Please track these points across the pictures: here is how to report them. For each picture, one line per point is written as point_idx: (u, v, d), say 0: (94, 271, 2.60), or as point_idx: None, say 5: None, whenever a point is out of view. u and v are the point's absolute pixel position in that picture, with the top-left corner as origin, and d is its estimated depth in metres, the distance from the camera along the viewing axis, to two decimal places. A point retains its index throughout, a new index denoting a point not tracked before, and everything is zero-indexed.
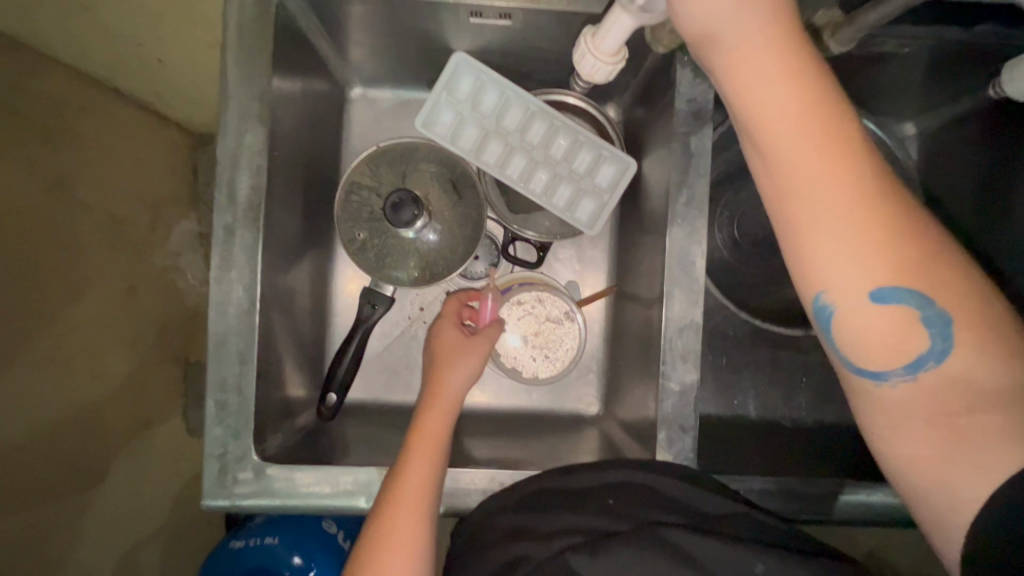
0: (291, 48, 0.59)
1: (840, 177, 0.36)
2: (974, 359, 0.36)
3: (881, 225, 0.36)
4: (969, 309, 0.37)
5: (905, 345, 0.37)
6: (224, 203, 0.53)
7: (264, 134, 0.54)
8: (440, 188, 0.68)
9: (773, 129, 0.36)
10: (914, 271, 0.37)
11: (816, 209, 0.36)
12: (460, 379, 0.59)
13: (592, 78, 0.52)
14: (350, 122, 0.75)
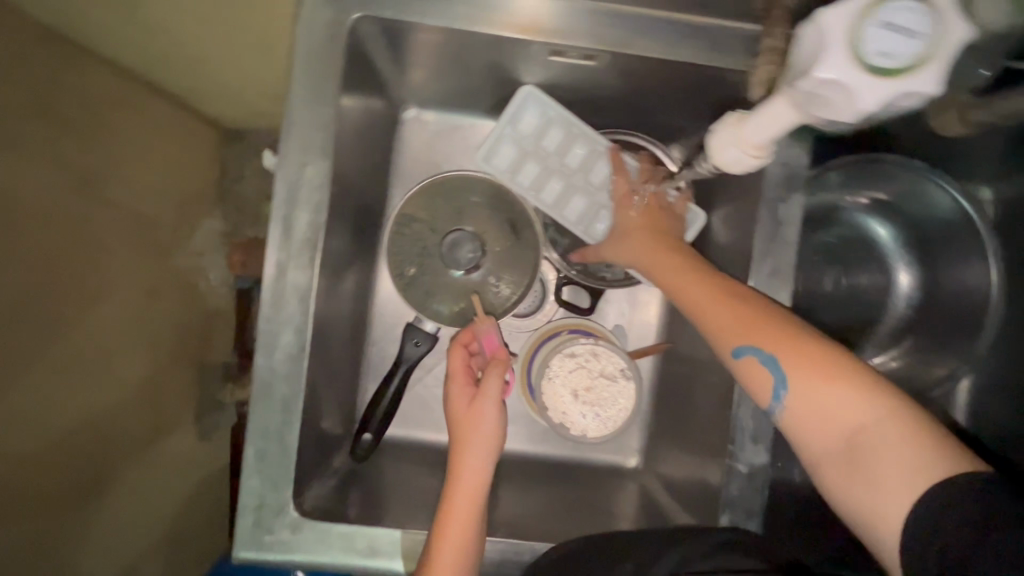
0: (356, 73, 0.55)
1: (714, 295, 0.48)
2: (863, 423, 0.39)
3: (789, 346, 0.43)
4: (828, 367, 0.41)
5: (811, 437, 0.41)
6: (280, 240, 0.50)
7: (326, 168, 0.50)
8: (495, 226, 0.65)
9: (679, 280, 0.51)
10: (793, 363, 0.43)
11: (712, 329, 0.47)
12: (478, 463, 0.52)
13: (729, 169, 0.44)
14: (401, 144, 0.71)
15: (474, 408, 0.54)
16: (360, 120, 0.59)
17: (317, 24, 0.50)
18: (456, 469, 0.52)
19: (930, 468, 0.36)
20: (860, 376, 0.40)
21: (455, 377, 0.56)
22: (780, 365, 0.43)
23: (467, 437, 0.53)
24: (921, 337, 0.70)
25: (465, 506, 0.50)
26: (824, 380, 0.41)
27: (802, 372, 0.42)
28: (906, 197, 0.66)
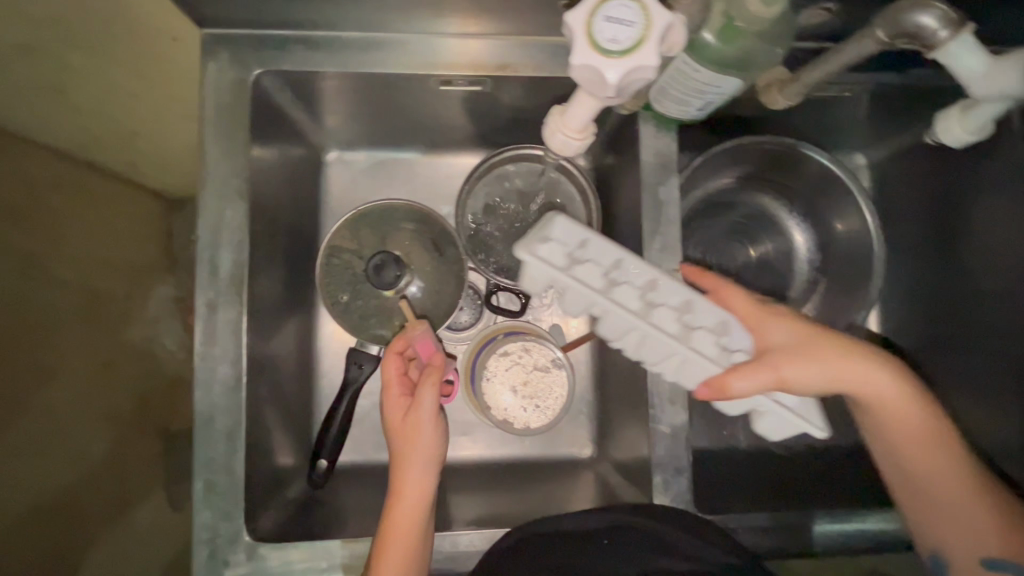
0: (265, 122, 0.60)
1: (902, 398, 0.54)
2: (941, 453, 0.54)
3: (942, 466, 0.54)
4: (994, 505, 0.55)
5: (936, 530, 0.56)
6: (207, 278, 0.54)
7: (244, 208, 0.55)
8: (420, 246, 0.69)
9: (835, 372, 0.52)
10: (941, 473, 0.55)
11: (904, 443, 0.55)
12: (419, 471, 0.55)
13: (561, 154, 0.50)
14: (327, 185, 0.75)
15: (410, 421, 0.56)
16: (280, 165, 0.64)
17: (222, 82, 0.55)
18: (398, 481, 0.56)
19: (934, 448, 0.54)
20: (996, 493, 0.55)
21: (391, 387, 0.58)
22: (955, 504, 0.55)
23: (407, 451, 0.56)
24: (830, 292, 0.76)
25: (410, 512, 0.54)
26: (977, 502, 0.54)
27: (991, 527, 0.54)
28: (782, 168, 0.73)
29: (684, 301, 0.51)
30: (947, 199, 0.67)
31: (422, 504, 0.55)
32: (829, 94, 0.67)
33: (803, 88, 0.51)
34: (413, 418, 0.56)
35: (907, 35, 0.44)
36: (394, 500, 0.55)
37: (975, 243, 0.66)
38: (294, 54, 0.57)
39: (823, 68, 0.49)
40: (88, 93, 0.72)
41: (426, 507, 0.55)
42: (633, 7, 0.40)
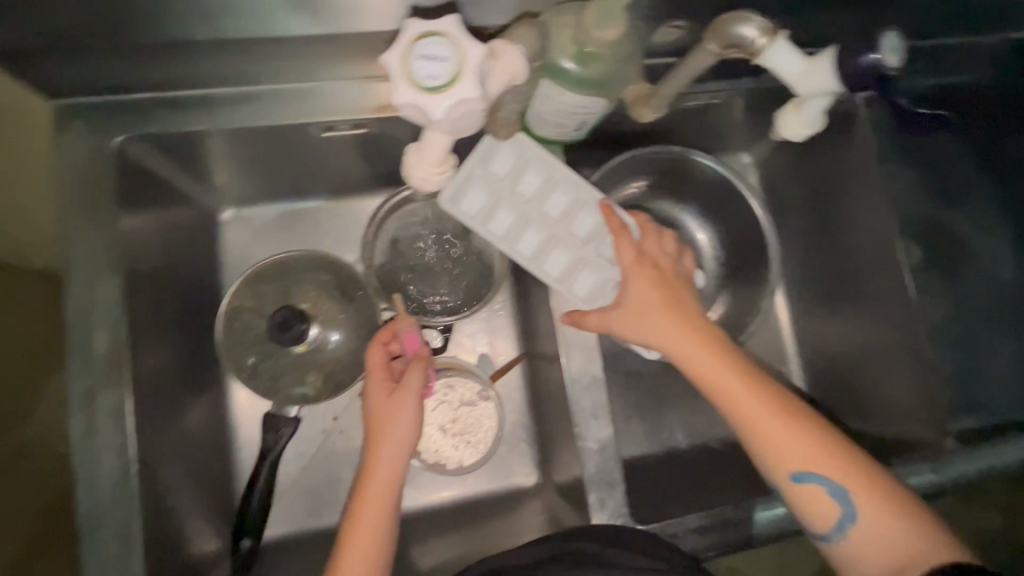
0: (136, 191, 0.56)
1: (720, 366, 0.52)
2: (805, 427, 0.50)
3: (805, 433, 0.50)
4: (868, 477, 0.49)
5: (816, 512, 0.50)
6: (80, 366, 0.51)
7: (118, 286, 0.52)
8: (328, 296, 0.66)
9: (659, 331, 0.53)
10: (797, 448, 0.50)
11: (740, 415, 0.51)
12: (392, 461, 0.53)
13: (424, 190, 0.51)
14: (225, 245, 0.72)
15: (387, 411, 0.54)
16: (163, 232, 0.60)
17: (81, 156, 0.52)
18: (369, 465, 0.53)
19: (796, 422, 0.51)
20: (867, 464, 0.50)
21: (375, 372, 0.56)
22: (839, 483, 0.49)
23: (378, 443, 0.53)
24: (734, 283, 0.77)
25: (378, 504, 0.52)
26: (846, 474, 0.49)
27: (866, 502, 0.49)
28: (674, 171, 0.75)
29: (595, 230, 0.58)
30: (822, 186, 0.74)
31: (387, 492, 0.52)
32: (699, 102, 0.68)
33: (663, 102, 0.55)
34: (399, 394, 0.54)
35: (733, 45, 0.48)
36: (366, 486, 0.52)
37: (852, 218, 0.72)
38: (160, 117, 0.54)
39: (674, 81, 0.53)
40: None
41: (393, 501, 0.53)
42: (438, 48, 0.41)
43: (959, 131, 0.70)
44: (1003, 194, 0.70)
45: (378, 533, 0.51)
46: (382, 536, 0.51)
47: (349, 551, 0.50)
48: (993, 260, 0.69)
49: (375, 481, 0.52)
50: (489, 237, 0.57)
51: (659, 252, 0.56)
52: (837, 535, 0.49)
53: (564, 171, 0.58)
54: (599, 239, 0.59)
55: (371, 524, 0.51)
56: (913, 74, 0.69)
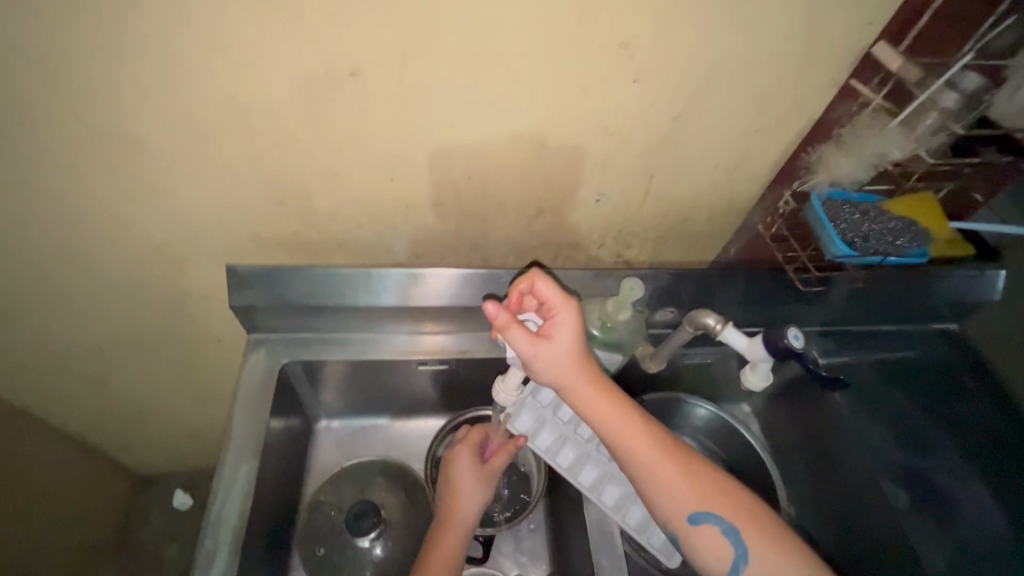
0: (280, 398, 0.77)
1: (621, 412, 0.57)
2: (702, 477, 0.57)
3: (692, 475, 0.57)
4: (757, 521, 0.55)
5: (715, 556, 0.55)
6: (210, 530, 0.63)
7: (255, 466, 0.68)
8: (395, 497, 0.79)
9: (575, 385, 0.57)
10: (690, 493, 0.56)
11: (630, 447, 0.56)
12: (474, 507, 0.71)
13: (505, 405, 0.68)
14: (314, 450, 0.88)
15: (471, 473, 0.73)
16: (282, 432, 0.78)
17: (257, 369, 0.75)
18: (454, 506, 0.71)
19: (691, 467, 0.57)
20: (740, 496, 0.57)
21: (467, 445, 0.75)
22: (731, 523, 0.55)
23: (463, 495, 0.72)
24: None
25: (457, 537, 0.69)
26: (730, 508, 0.56)
27: (754, 537, 0.54)
28: (678, 416, 0.90)
29: None
30: (808, 430, 0.86)
31: (464, 529, 0.70)
32: (695, 361, 0.90)
33: (662, 359, 0.77)
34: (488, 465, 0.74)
35: (703, 329, 0.70)
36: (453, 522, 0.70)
37: (842, 466, 0.81)
38: (311, 349, 0.79)
39: (667, 348, 0.76)
40: (129, 382, 0.91)
41: (466, 534, 0.69)
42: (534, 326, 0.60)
43: (914, 395, 0.87)
44: (970, 452, 0.82)
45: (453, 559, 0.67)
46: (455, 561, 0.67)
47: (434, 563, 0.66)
48: (980, 509, 0.79)
49: (461, 520, 0.70)
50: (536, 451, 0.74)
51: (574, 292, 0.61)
52: None
53: None
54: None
55: (451, 550, 0.67)
56: (868, 349, 0.88)
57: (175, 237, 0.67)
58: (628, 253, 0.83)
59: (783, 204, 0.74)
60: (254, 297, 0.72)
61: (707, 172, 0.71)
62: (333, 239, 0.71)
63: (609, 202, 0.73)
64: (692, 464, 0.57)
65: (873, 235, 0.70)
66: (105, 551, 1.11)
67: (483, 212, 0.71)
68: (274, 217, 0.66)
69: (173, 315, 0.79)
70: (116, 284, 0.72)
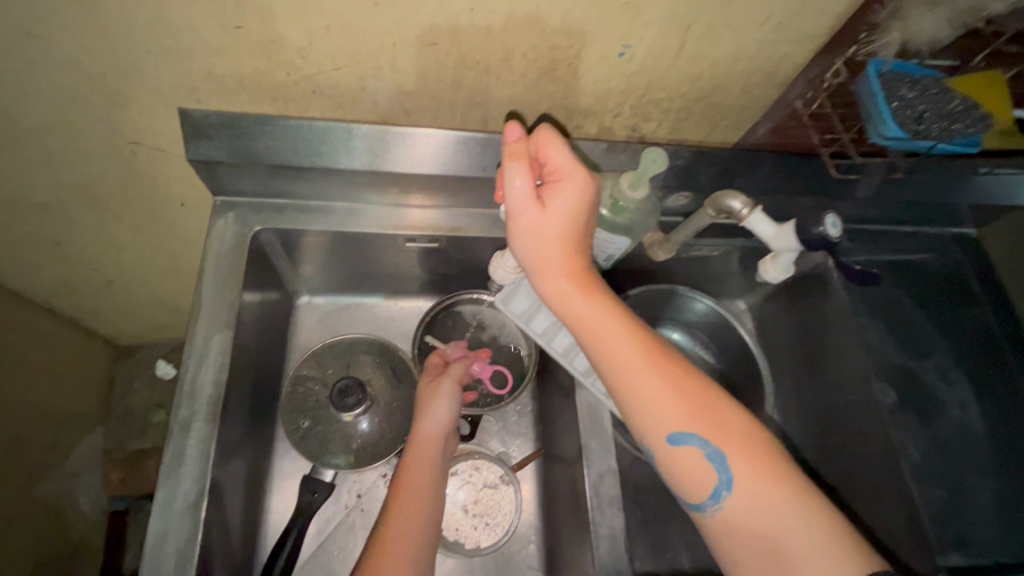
0: (255, 269, 0.71)
1: (591, 303, 0.52)
2: (680, 395, 0.51)
3: (685, 398, 0.51)
4: (747, 449, 0.49)
5: (693, 475, 0.49)
6: (186, 398, 0.61)
7: (230, 336, 0.64)
8: (381, 375, 0.77)
9: (553, 275, 0.52)
10: (674, 408, 0.50)
11: (605, 338, 0.52)
12: (437, 425, 0.68)
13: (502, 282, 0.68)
14: (296, 325, 0.84)
15: (435, 389, 0.70)
16: (259, 307, 0.73)
17: (227, 237, 0.68)
18: (416, 432, 0.67)
19: (674, 384, 0.51)
20: (736, 423, 0.50)
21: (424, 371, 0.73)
22: (716, 447, 0.49)
23: (424, 417, 0.68)
24: None
25: (423, 463, 0.65)
26: (717, 435, 0.49)
27: (740, 469, 0.48)
28: (674, 309, 0.88)
29: None
30: (806, 327, 0.85)
31: (430, 451, 0.66)
32: (702, 252, 0.85)
33: (674, 246, 0.72)
34: (447, 378, 0.71)
35: (726, 212, 0.65)
36: (414, 450, 0.66)
37: (835, 364, 0.81)
38: (287, 217, 0.71)
39: (681, 234, 0.71)
40: (88, 246, 0.83)
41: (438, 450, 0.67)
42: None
43: (922, 296, 0.82)
44: (964, 356, 0.79)
45: (424, 488, 0.63)
46: (424, 491, 0.63)
47: (400, 499, 0.62)
48: (962, 409, 0.76)
49: (421, 444, 0.66)
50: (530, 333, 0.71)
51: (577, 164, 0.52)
52: (712, 505, 0.48)
53: None
54: None
55: (417, 480, 0.63)
56: (879, 250, 0.84)
57: (111, 69, 0.56)
58: (645, 127, 0.73)
59: (831, 75, 0.64)
60: (215, 151, 0.62)
61: (753, 27, 0.60)
62: (306, 85, 0.60)
63: (635, 58, 0.62)
64: (674, 385, 0.51)
65: (929, 114, 0.61)
66: (93, 416, 1.13)
67: (485, 60, 0.59)
68: (231, 49, 0.54)
69: (125, 170, 0.69)
70: (48, 127, 0.61)
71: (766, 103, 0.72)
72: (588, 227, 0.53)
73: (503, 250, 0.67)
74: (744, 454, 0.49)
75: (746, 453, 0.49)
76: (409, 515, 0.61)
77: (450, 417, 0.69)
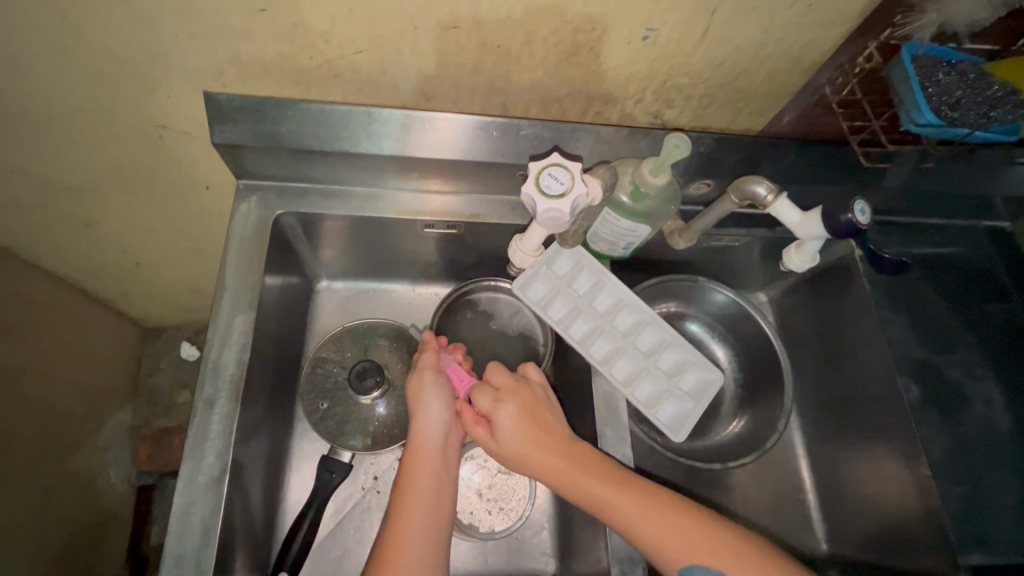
0: (276, 252, 0.72)
1: (564, 458, 0.59)
2: (671, 528, 0.54)
3: (689, 532, 0.54)
4: (745, 562, 0.53)
5: None
6: (210, 377, 0.62)
7: (252, 318, 0.65)
8: (398, 359, 0.78)
9: (531, 462, 0.60)
10: (679, 547, 0.53)
11: (593, 499, 0.57)
12: (430, 426, 0.63)
13: (522, 267, 0.69)
14: (315, 309, 0.86)
15: (420, 387, 0.65)
16: (280, 290, 0.74)
17: (250, 220, 0.69)
18: (411, 436, 0.63)
19: (662, 513, 0.55)
20: (736, 540, 0.54)
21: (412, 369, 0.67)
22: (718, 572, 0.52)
23: (419, 422, 0.63)
24: (751, 403, 0.85)
25: (420, 471, 0.61)
26: (723, 563, 0.53)
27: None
28: (693, 300, 0.87)
29: (635, 324, 0.73)
30: (828, 321, 0.84)
31: (428, 456, 0.62)
32: (722, 242, 0.83)
33: (694, 235, 0.72)
34: (429, 371, 0.65)
35: (750, 199, 0.65)
36: (410, 457, 0.62)
37: (857, 358, 0.79)
38: (308, 201, 0.72)
39: (702, 221, 0.70)
40: (117, 228, 0.85)
41: (437, 453, 0.62)
42: (565, 173, 0.57)
43: (947, 290, 0.80)
44: (993, 354, 0.76)
45: (427, 500, 0.59)
46: (427, 502, 0.59)
47: (401, 512, 0.58)
48: (987, 406, 0.73)
49: (416, 452, 0.62)
50: (547, 320, 0.71)
51: (518, 386, 0.64)
52: None
53: (612, 276, 0.73)
54: (635, 334, 0.73)
55: (418, 492, 0.59)
56: (907, 242, 0.81)
57: (139, 53, 0.56)
58: (667, 113, 0.72)
59: (863, 60, 0.62)
60: (240, 135, 0.63)
61: (782, 10, 0.58)
62: (327, 68, 0.60)
63: (657, 41, 0.60)
64: (662, 516, 0.55)
65: (965, 101, 0.59)
66: (122, 394, 1.16)
67: (506, 44, 0.59)
68: (255, 33, 0.55)
69: (152, 154, 0.71)
70: (79, 112, 0.63)
71: (793, 88, 0.70)
72: (547, 397, 0.64)
73: (521, 234, 0.67)
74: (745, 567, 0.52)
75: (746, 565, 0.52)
76: (413, 529, 0.57)
77: (444, 416, 0.64)
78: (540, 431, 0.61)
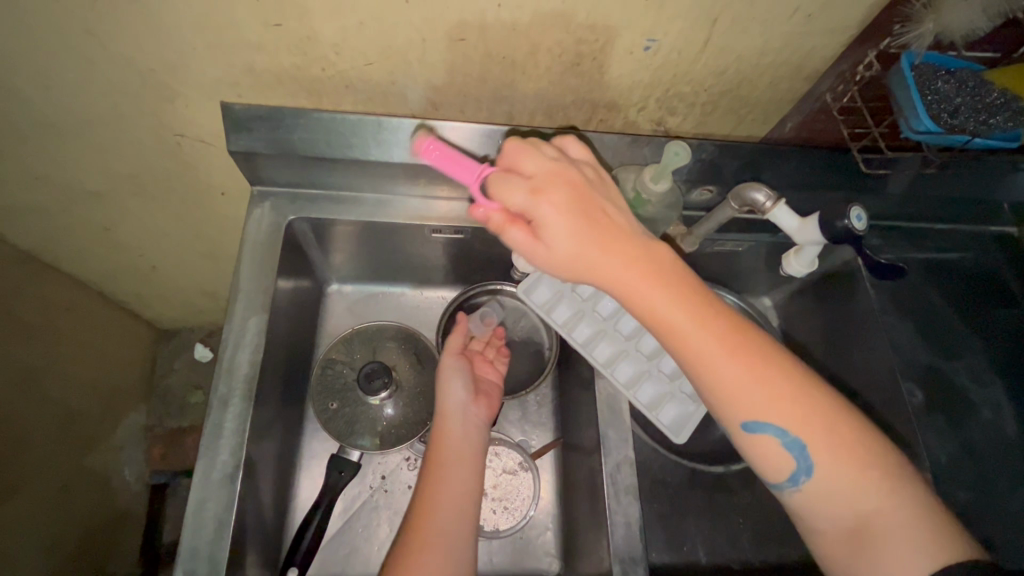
0: (288, 256, 0.74)
1: (647, 283, 0.51)
2: (754, 376, 0.51)
3: (763, 382, 0.51)
4: (825, 430, 0.51)
5: (770, 459, 0.51)
6: (225, 376, 0.64)
7: (265, 320, 0.67)
8: (406, 361, 0.80)
9: (587, 267, 0.51)
10: (755, 393, 0.51)
11: (672, 323, 0.51)
12: (455, 398, 0.71)
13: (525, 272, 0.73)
14: (325, 312, 0.88)
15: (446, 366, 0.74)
16: (292, 293, 0.76)
17: (263, 225, 0.72)
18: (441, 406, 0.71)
19: (745, 358, 0.51)
20: (816, 396, 0.52)
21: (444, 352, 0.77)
22: (794, 435, 0.51)
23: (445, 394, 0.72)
24: None
25: (449, 435, 0.68)
26: (798, 420, 0.51)
27: (819, 452, 0.50)
28: None
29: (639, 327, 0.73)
30: (831, 325, 0.84)
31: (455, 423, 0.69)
32: (726, 247, 0.84)
33: (697, 240, 0.72)
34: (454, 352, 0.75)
35: (749, 205, 0.65)
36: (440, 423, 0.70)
37: (861, 362, 0.80)
38: (319, 207, 0.74)
39: (705, 227, 0.70)
40: (134, 232, 0.88)
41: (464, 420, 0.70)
42: None
43: (953, 296, 0.80)
44: (998, 359, 0.76)
45: (455, 463, 0.66)
46: (454, 464, 0.66)
47: (432, 471, 0.65)
48: (993, 411, 0.73)
49: (445, 420, 0.70)
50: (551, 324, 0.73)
51: (558, 165, 0.52)
52: (792, 488, 0.51)
53: None
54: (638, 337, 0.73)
55: (447, 455, 0.67)
56: (911, 247, 0.82)
57: (159, 65, 0.59)
58: (670, 121, 0.74)
59: (863, 67, 0.63)
60: (255, 143, 0.65)
61: (782, 20, 0.59)
62: (339, 79, 0.63)
63: (660, 51, 0.62)
64: (742, 364, 0.51)
65: (964, 109, 0.60)
66: (137, 395, 1.19)
67: (511, 55, 0.61)
68: (271, 45, 0.57)
69: (170, 161, 0.73)
70: (102, 121, 0.66)
71: (795, 96, 0.71)
72: (600, 182, 0.54)
73: None
74: (819, 436, 0.50)
75: (821, 435, 0.51)
76: (442, 487, 0.64)
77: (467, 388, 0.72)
78: (601, 241, 0.51)
